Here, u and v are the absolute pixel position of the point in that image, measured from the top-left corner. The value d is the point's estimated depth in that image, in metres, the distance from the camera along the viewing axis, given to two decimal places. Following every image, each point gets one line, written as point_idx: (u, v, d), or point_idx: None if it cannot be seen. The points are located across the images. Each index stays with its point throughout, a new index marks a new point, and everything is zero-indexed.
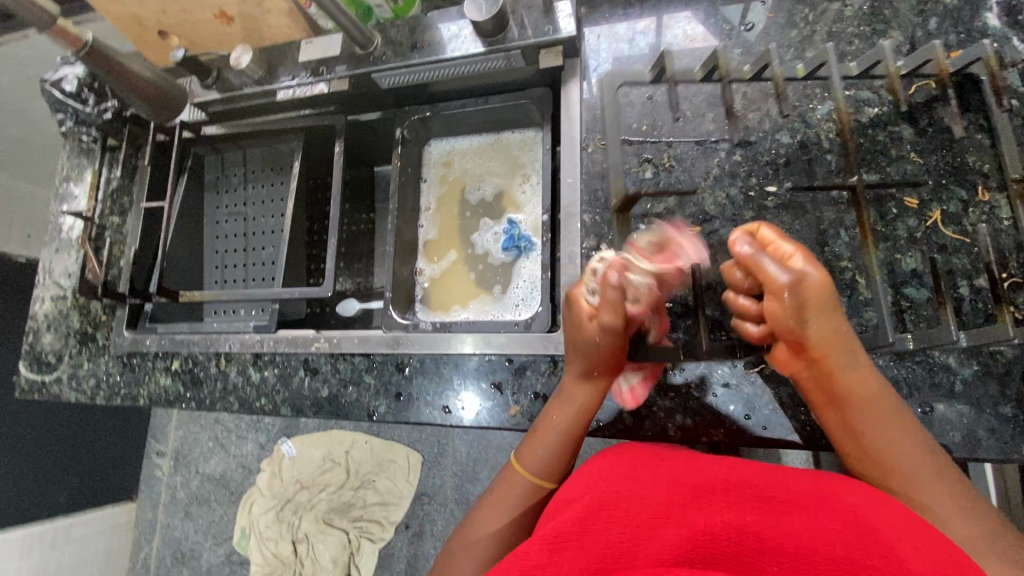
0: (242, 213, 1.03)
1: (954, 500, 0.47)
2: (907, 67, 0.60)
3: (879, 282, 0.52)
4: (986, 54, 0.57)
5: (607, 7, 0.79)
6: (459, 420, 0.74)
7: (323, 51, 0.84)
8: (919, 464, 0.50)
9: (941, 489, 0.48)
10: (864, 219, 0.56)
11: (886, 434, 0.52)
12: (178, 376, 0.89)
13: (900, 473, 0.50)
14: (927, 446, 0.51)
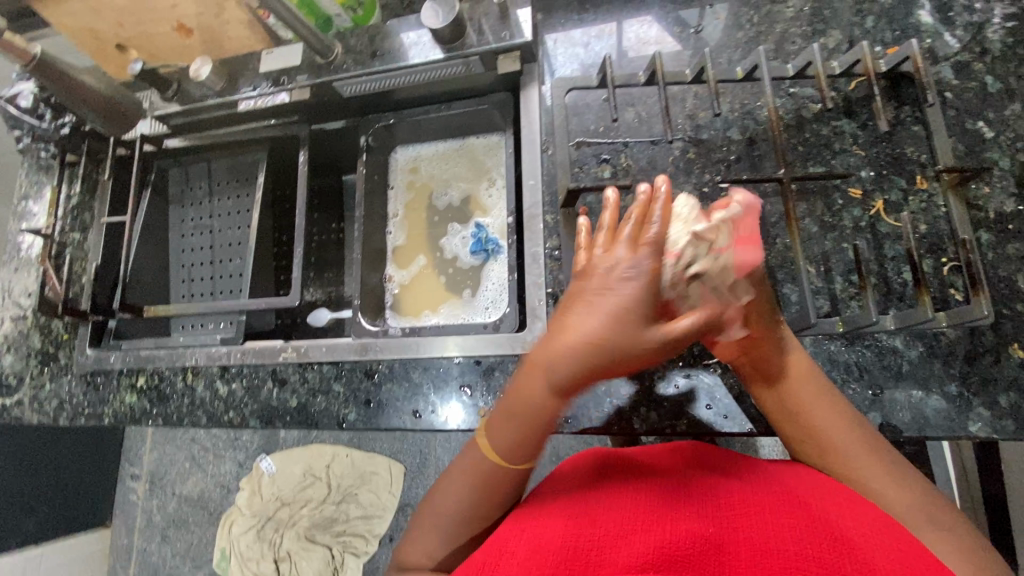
0: (208, 225, 1.02)
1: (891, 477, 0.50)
2: (842, 66, 0.63)
3: (803, 270, 0.56)
4: (914, 52, 0.59)
5: (562, 13, 0.81)
6: (429, 423, 0.73)
7: (283, 60, 0.84)
8: (855, 447, 0.52)
9: (873, 463, 0.51)
10: (791, 210, 0.59)
11: (823, 417, 0.54)
12: (144, 392, 0.88)
13: (837, 451, 0.52)
14: (861, 426, 0.54)
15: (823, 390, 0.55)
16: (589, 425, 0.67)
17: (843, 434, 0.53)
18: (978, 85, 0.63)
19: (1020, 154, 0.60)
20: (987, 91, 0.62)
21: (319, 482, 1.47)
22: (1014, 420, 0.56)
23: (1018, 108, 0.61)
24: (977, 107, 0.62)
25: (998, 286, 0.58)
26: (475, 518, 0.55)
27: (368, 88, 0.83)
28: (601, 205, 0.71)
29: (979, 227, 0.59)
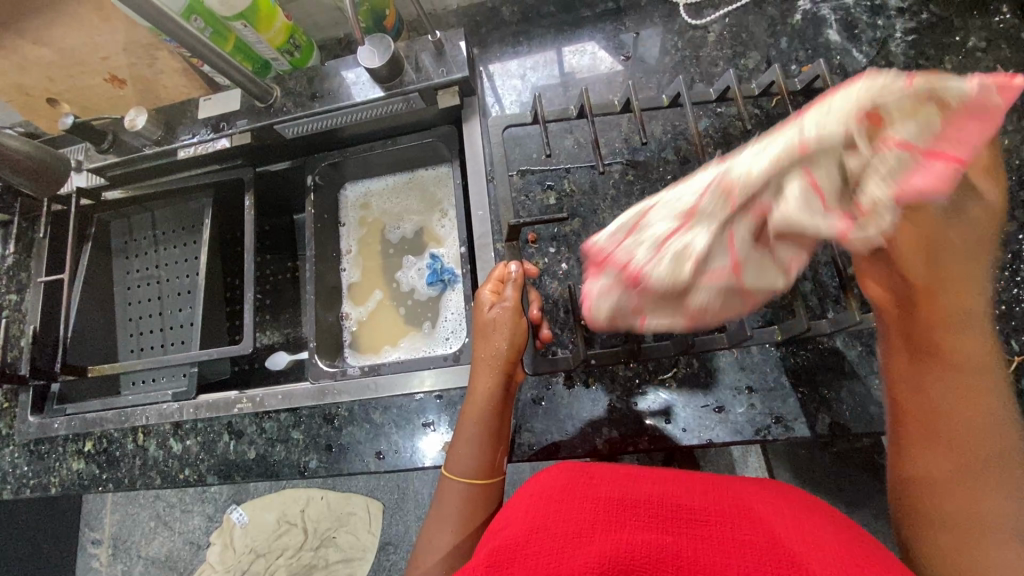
0: (155, 276, 0.99)
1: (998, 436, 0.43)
2: (758, 87, 0.66)
3: None
4: (821, 71, 0.62)
5: (498, 46, 0.83)
6: (394, 463, 0.72)
7: (222, 106, 0.83)
8: (981, 385, 0.45)
9: (1012, 478, 0.43)
10: None
11: (968, 344, 0.45)
12: (93, 457, 0.83)
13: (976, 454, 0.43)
14: (1002, 378, 0.45)
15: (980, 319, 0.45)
16: (553, 450, 0.67)
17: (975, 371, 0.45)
18: None
19: None
20: None
21: (295, 528, 1.41)
22: None
23: None
24: None
25: None
26: (455, 535, 0.60)
27: (312, 128, 0.83)
28: (548, 230, 0.72)
29: None
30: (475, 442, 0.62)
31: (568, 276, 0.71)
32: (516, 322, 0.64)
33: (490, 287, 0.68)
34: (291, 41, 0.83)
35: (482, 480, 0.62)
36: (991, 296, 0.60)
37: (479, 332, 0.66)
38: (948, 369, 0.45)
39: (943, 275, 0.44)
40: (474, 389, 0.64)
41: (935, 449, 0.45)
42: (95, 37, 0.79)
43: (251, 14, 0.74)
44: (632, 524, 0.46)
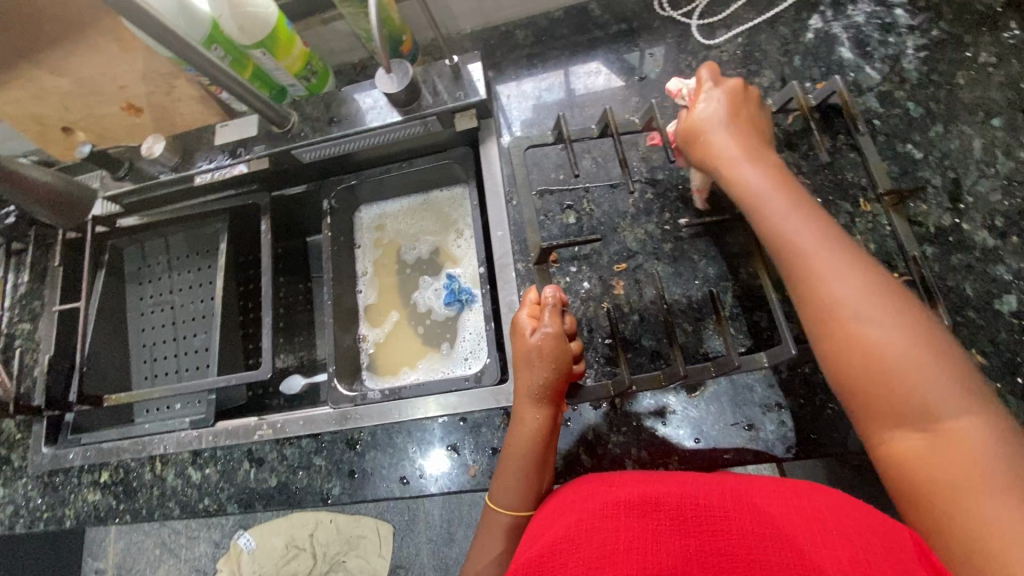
0: (168, 301, 0.98)
1: (906, 345, 0.46)
2: (776, 104, 0.67)
3: (769, 300, 0.58)
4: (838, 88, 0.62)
5: (513, 68, 0.84)
6: (419, 488, 0.71)
7: (240, 132, 0.84)
8: (867, 309, 0.47)
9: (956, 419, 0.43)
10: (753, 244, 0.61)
11: (831, 267, 0.49)
12: (108, 488, 0.82)
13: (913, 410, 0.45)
14: (885, 297, 0.48)
15: (828, 239, 0.51)
16: (582, 471, 0.66)
17: (856, 293, 0.48)
18: (902, 111, 0.68)
19: (949, 171, 0.65)
20: (911, 116, 0.67)
21: (304, 553, 1.35)
22: None
23: (940, 129, 0.66)
24: (904, 131, 0.67)
25: (949, 296, 0.61)
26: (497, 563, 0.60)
27: (328, 151, 0.84)
28: (569, 250, 0.73)
29: (923, 241, 0.63)
30: (520, 475, 0.61)
31: (591, 294, 0.71)
32: (561, 349, 0.61)
33: (529, 309, 0.65)
34: (308, 67, 0.83)
35: (528, 512, 0.61)
36: (1017, 307, 0.60)
37: (518, 359, 0.64)
38: (831, 307, 0.49)
39: (786, 230, 0.52)
40: (518, 421, 0.62)
41: (874, 393, 0.46)
42: (114, 67, 0.79)
43: (271, 42, 0.75)
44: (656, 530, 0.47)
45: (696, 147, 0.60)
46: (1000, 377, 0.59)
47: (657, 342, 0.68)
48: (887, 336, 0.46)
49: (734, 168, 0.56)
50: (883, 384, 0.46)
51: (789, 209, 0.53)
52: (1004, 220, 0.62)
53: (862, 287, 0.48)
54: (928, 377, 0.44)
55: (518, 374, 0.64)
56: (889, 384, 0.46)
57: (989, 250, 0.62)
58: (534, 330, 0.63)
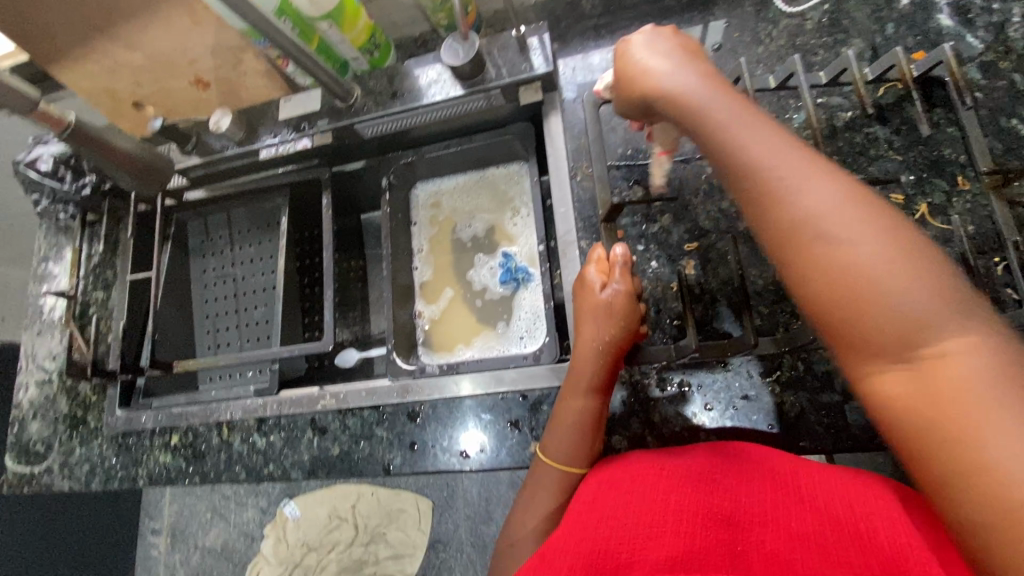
0: (231, 274, 1.01)
1: (897, 268, 0.38)
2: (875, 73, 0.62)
3: None
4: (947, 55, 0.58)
5: (578, 40, 0.81)
6: (479, 463, 0.71)
7: (303, 107, 0.84)
8: (834, 216, 0.40)
9: (927, 312, 0.38)
10: None
11: (791, 181, 0.42)
12: (178, 451, 0.85)
13: (874, 305, 0.39)
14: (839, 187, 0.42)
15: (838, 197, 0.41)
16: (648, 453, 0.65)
17: (881, 257, 0.39)
18: (1007, 82, 0.63)
19: None
20: (1016, 89, 0.63)
21: (345, 523, 1.37)
22: None
23: None
24: (1009, 104, 0.62)
25: None
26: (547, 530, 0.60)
27: (390, 127, 0.84)
28: (636, 227, 0.71)
29: None
30: (576, 426, 0.61)
31: (659, 274, 0.69)
32: (630, 306, 0.61)
33: (596, 265, 0.65)
34: (372, 41, 0.83)
35: (581, 468, 0.61)
36: None
37: (584, 314, 0.63)
38: (789, 212, 0.42)
39: (727, 131, 0.45)
40: (574, 379, 0.62)
41: (848, 322, 0.40)
42: (187, 42, 0.80)
43: (337, 14, 0.75)
44: (697, 517, 0.48)
45: (632, 87, 0.52)
46: None
47: (729, 324, 0.66)
48: (877, 264, 0.39)
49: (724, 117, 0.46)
50: (899, 340, 0.38)
51: (768, 144, 0.44)
52: None
53: (831, 198, 0.41)
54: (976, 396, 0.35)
55: (580, 329, 0.64)
56: (864, 309, 0.39)
57: None
58: (603, 285, 0.63)
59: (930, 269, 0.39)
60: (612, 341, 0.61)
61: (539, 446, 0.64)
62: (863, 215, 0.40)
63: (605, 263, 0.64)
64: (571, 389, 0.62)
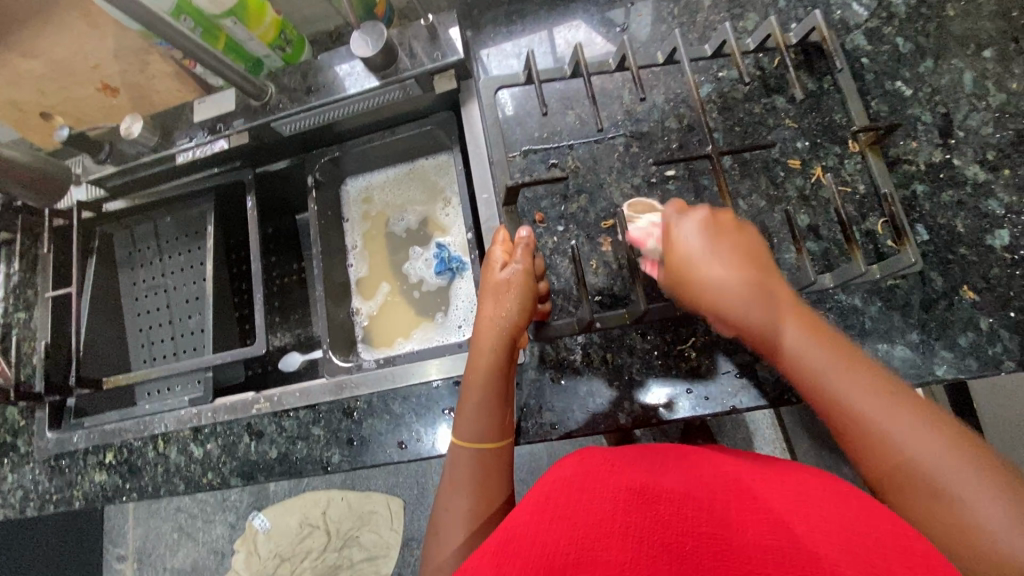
0: (162, 284, 0.99)
1: (984, 487, 0.43)
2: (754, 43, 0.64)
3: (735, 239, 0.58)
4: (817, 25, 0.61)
5: (491, 27, 0.81)
6: (417, 452, 0.72)
7: (217, 107, 0.83)
8: (919, 445, 0.45)
9: (976, 478, 0.43)
10: (723, 187, 0.60)
11: (874, 412, 0.47)
12: (115, 468, 0.83)
13: (947, 502, 0.43)
14: (921, 417, 0.46)
15: (846, 370, 0.50)
16: (577, 427, 0.67)
17: (974, 486, 0.43)
18: (891, 47, 0.66)
19: (940, 107, 0.63)
20: (899, 52, 0.65)
21: (317, 530, 1.40)
22: (977, 359, 0.57)
23: (930, 64, 0.64)
24: (893, 68, 0.65)
25: (940, 234, 0.60)
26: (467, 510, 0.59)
27: (309, 123, 0.83)
28: (555, 209, 0.72)
29: (913, 179, 0.62)
30: (483, 406, 0.62)
31: (579, 252, 0.70)
32: (526, 284, 0.63)
33: (501, 246, 0.66)
34: (282, 37, 0.82)
35: (491, 445, 0.62)
36: (1009, 241, 0.59)
37: (488, 295, 0.64)
38: (874, 443, 0.47)
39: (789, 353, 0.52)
40: (477, 356, 0.63)
41: (927, 519, 0.44)
42: (86, 44, 0.79)
43: (240, 10, 0.73)
44: (652, 520, 0.44)
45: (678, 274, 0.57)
46: (992, 312, 0.58)
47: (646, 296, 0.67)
48: (970, 491, 0.43)
49: (723, 291, 0.55)
50: (931, 493, 0.44)
51: (828, 361, 0.50)
52: (996, 153, 0.61)
53: (910, 435, 0.46)
54: (940, 457, 0.44)
55: (481, 313, 0.64)
56: (945, 518, 0.43)
57: (981, 186, 0.60)
58: (504, 266, 0.64)
59: (947, 435, 0.45)
60: (515, 323, 0.63)
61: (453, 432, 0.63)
62: (939, 440, 0.45)
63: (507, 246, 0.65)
64: (475, 371, 0.63)
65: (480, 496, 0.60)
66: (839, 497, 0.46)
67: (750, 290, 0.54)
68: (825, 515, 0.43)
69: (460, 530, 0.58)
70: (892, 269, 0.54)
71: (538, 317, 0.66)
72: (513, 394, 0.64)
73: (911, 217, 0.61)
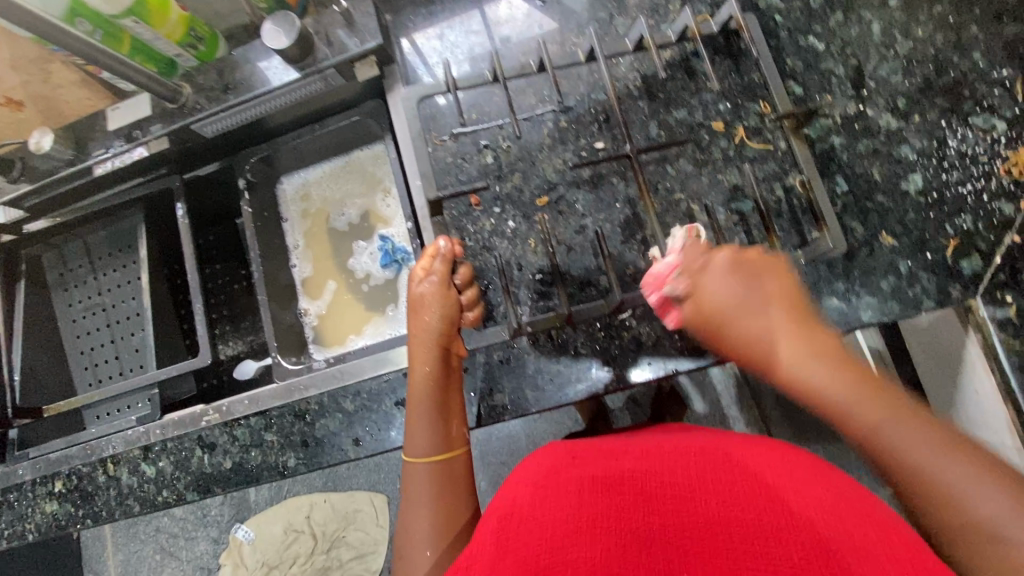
0: (99, 304, 0.95)
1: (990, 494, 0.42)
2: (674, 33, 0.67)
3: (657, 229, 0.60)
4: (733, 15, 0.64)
5: (410, 9, 0.79)
6: (373, 447, 0.71)
7: (132, 113, 0.79)
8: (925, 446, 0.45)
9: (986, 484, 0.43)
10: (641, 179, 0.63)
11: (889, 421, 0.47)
12: (66, 497, 0.80)
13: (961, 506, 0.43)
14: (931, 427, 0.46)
15: (864, 393, 0.49)
16: (527, 406, 0.67)
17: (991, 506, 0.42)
18: (802, 3, 0.67)
19: (851, 59, 0.64)
20: (810, 8, 0.66)
21: (303, 535, 1.39)
22: (899, 302, 0.59)
23: (840, 17, 0.66)
24: (805, 24, 0.66)
25: (858, 184, 0.62)
26: (432, 517, 0.57)
27: (232, 122, 0.80)
28: (490, 190, 0.71)
29: (830, 133, 0.63)
30: (428, 418, 0.62)
31: (517, 233, 0.70)
32: (445, 294, 0.66)
33: (422, 260, 0.68)
34: (193, 34, 0.78)
35: (444, 453, 0.61)
36: (923, 185, 0.61)
37: (414, 313, 0.67)
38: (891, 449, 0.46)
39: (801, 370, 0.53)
40: (413, 368, 0.65)
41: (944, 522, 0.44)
42: None
43: (140, 8, 0.69)
44: (616, 507, 0.47)
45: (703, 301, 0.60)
46: (910, 255, 0.60)
47: (585, 270, 0.68)
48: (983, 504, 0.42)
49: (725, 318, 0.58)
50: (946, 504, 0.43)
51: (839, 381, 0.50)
52: (906, 100, 0.62)
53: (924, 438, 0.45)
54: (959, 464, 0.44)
55: (412, 332, 0.67)
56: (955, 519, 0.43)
57: (894, 133, 0.62)
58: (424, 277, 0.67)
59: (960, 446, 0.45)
60: (444, 335, 0.65)
61: (405, 453, 0.62)
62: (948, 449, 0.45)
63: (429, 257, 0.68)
64: (414, 386, 0.64)
65: (445, 504, 0.58)
66: (796, 467, 0.49)
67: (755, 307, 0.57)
68: (778, 484, 0.46)
69: (431, 541, 0.56)
70: (818, 253, 0.58)
71: (470, 325, 0.68)
72: (457, 405, 0.64)
73: (830, 169, 0.62)
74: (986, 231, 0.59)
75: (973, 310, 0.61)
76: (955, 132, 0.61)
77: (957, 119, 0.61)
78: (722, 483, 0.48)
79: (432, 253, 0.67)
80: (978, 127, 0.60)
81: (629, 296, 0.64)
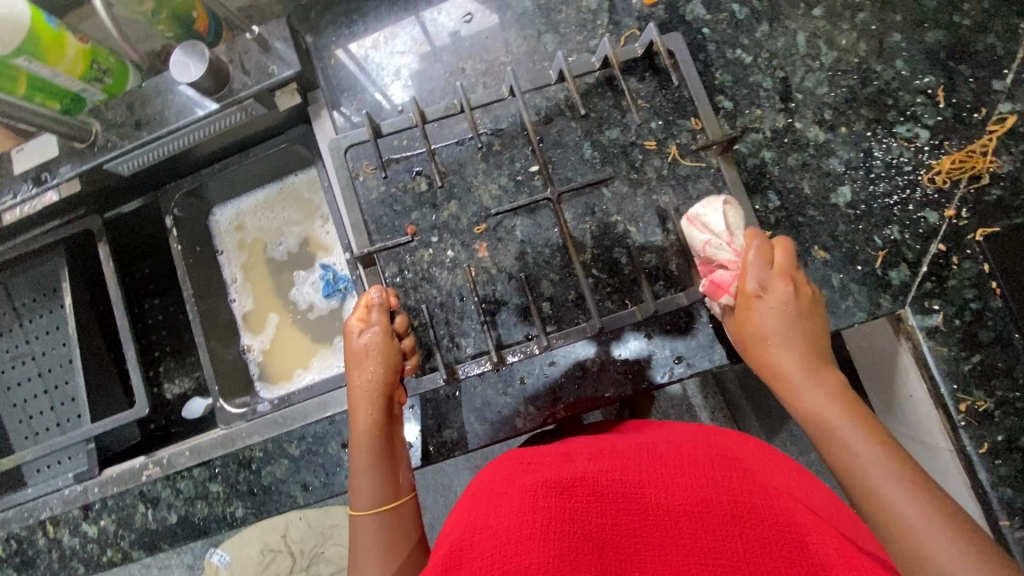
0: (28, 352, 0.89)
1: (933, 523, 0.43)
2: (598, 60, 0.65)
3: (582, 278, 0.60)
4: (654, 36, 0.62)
5: (332, 29, 0.75)
6: (322, 492, 0.69)
7: (38, 155, 0.73)
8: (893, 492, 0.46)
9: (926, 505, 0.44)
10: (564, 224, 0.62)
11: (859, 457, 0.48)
12: (5, 562, 0.76)
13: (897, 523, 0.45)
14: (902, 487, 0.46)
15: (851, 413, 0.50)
16: (475, 439, 0.67)
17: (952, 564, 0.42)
18: (727, 15, 0.66)
19: (778, 71, 0.64)
20: (736, 19, 0.66)
21: (281, 554, 1.35)
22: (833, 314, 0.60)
23: (766, 29, 0.65)
24: (732, 36, 0.66)
25: (790, 198, 0.62)
26: (380, 566, 0.57)
27: (149, 159, 0.75)
28: (427, 219, 0.69)
29: (761, 148, 0.63)
30: (372, 470, 0.61)
31: (455, 262, 0.68)
32: (388, 347, 0.63)
33: (357, 309, 0.64)
34: (96, 67, 0.73)
35: (388, 503, 0.60)
36: (851, 198, 0.61)
37: (350, 362, 0.64)
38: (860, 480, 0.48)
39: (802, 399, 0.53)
40: (354, 420, 0.62)
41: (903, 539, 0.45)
42: None
43: (32, 47, 0.64)
44: (572, 510, 0.46)
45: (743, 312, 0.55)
46: (841, 268, 0.60)
47: (527, 298, 0.66)
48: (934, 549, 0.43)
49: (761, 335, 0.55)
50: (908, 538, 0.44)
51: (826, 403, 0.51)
52: (832, 111, 0.63)
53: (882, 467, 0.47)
54: (906, 498, 0.45)
55: (349, 381, 0.64)
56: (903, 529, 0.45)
57: (822, 146, 0.62)
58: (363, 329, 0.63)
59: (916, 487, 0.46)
60: (386, 391, 0.63)
61: (349, 504, 0.61)
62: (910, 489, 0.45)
63: (365, 306, 0.64)
64: (355, 439, 0.62)
65: (390, 553, 0.58)
66: (743, 460, 0.50)
67: (804, 372, 0.53)
68: (722, 475, 0.48)
69: None
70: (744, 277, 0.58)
71: (412, 373, 0.65)
72: (402, 452, 0.63)
73: (762, 185, 0.62)
74: (912, 241, 0.59)
75: (903, 318, 0.60)
76: (880, 142, 0.61)
77: (881, 129, 0.61)
78: (677, 482, 0.48)
79: (366, 304, 0.64)
80: (902, 136, 0.61)
81: (559, 337, 0.62)
